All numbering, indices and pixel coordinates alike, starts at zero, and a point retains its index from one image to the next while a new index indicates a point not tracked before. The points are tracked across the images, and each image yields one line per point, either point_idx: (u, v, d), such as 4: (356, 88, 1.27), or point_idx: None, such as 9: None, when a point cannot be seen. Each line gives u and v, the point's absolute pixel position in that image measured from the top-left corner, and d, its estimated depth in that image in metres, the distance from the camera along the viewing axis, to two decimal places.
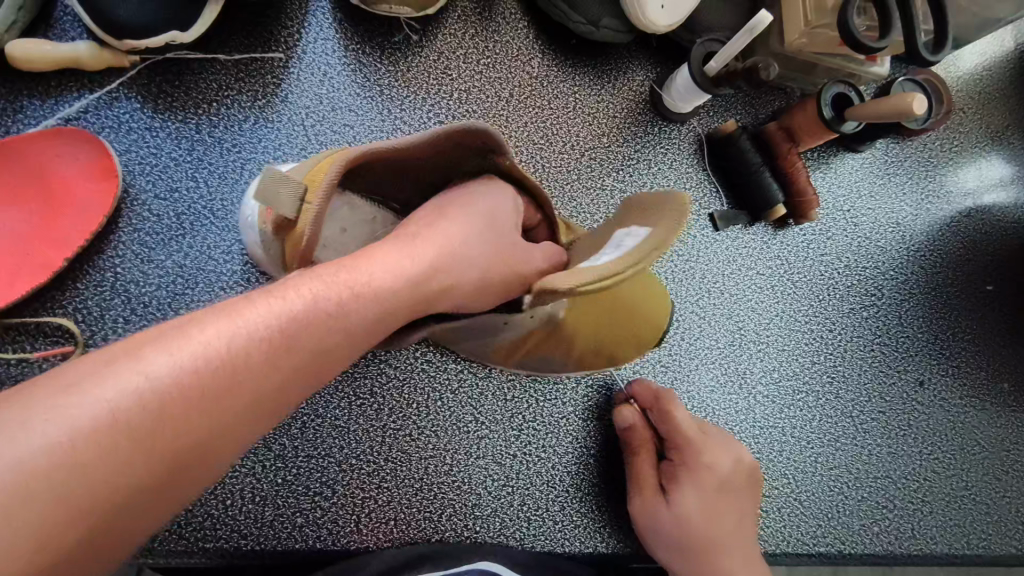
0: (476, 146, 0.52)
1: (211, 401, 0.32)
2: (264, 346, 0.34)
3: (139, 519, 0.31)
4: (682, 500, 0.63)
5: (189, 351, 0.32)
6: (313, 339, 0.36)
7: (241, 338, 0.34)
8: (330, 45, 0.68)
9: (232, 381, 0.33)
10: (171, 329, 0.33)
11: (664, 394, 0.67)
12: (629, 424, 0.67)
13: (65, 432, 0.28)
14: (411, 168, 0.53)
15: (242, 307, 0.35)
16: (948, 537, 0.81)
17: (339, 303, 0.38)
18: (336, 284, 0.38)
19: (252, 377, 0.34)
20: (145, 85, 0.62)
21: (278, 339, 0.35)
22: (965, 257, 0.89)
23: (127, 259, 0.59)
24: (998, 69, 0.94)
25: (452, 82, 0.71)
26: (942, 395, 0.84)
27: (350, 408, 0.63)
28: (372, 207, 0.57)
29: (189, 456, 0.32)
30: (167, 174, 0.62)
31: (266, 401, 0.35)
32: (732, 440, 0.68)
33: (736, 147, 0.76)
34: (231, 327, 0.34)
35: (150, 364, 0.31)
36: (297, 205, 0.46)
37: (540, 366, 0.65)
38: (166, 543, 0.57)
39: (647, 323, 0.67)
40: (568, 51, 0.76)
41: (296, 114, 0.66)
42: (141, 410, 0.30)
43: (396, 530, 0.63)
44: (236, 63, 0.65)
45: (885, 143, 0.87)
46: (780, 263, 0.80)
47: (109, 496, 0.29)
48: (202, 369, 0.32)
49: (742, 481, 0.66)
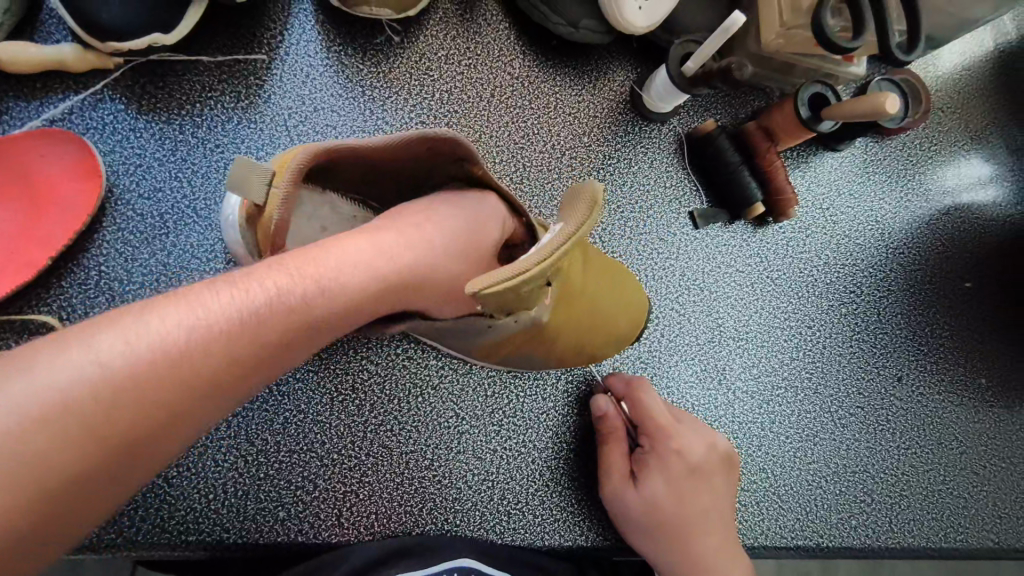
0: (448, 152, 0.53)
1: (167, 389, 0.33)
2: (219, 334, 0.35)
3: (100, 498, 0.32)
4: (651, 484, 0.65)
5: (142, 338, 0.33)
6: (273, 326, 0.37)
7: (197, 326, 0.35)
8: (312, 47, 0.69)
9: (188, 370, 0.34)
10: (127, 316, 0.34)
11: (636, 382, 0.69)
12: (602, 412, 0.68)
13: (17, 418, 0.30)
14: (391, 170, 0.54)
15: (201, 296, 0.36)
16: (925, 530, 0.82)
17: (304, 297, 0.39)
18: (302, 279, 0.39)
19: (209, 365, 0.34)
20: (130, 87, 0.63)
21: (233, 329, 0.36)
22: (943, 254, 0.90)
23: (111, 258, 0.60)
24: (978, 69, 0.95)
25: (433, 83, 0.72)
26: (920, 390, 0.85)
27: (332, 404, 0.64)
28: (354, 207, 0.59)
29: (146, 439, 0.33)
30: (151, 174, 0.63)
31: (224, 386, 0.35)
32: (704, 428, 0.69)
33: (715, 147, 0.77)
34: (186, 317, 0.35)
35: (104, 351, 0.32)
36: (266, 191, 0.47)
37: (520, 363, 0.65)
38: (149, 536, 0.57)
39: (625, 319, 0.69)
40: (549, 52, 0.77)
41: (278, 115, 0.67)
42: (93, 397, 0.31)
43: (377, 523, 0.64)
44: (220, 65, 0.66)
45: (864, 142, 0.88)
46: (759, 261, 0.82)
47: (64, 478, 0.31)
48: (157, 357, 0.33)
49: (712, 466, 0.67)
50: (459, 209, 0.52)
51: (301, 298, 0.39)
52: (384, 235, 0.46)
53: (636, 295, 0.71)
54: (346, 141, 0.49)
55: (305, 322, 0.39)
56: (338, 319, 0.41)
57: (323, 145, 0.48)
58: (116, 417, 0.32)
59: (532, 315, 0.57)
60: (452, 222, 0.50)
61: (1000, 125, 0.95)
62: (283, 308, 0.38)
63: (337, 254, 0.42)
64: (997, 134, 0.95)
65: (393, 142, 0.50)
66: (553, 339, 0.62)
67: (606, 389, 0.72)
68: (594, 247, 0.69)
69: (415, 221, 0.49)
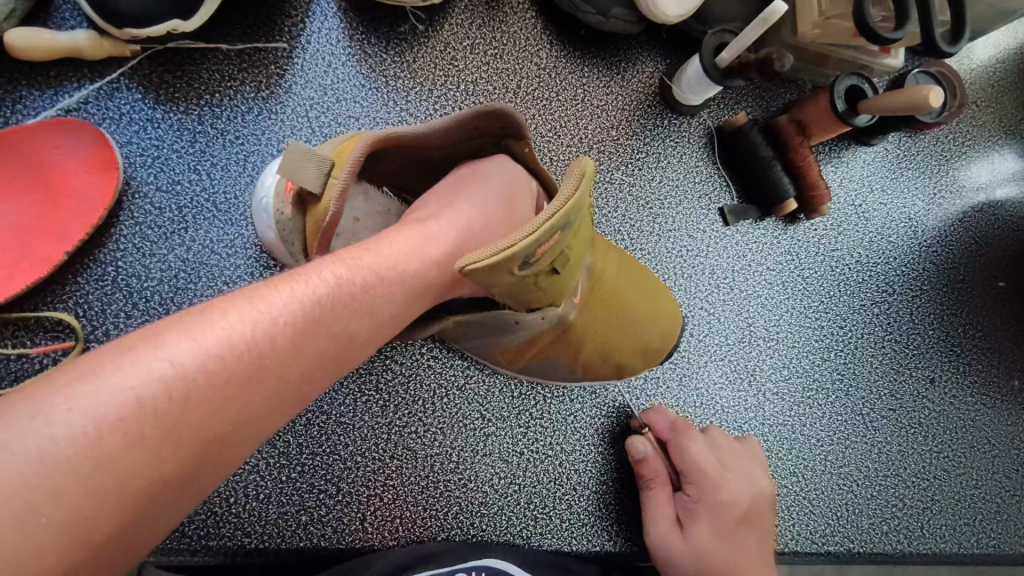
0: (495, 130, 0.51)
1: (240, 392, 0.32)
2: (287, 333, 0.34)
3: (164, 513, 0.30)
4: (701, 533, 0.62)
5: (213, 335, 0.31)
6: (339, 324, 0.36)
7: (267, 323, 0.33)
8: (334, 35, 0.67)
9: (257, 371, 0.32)
10: (190, 315, 0.32)
11: (683, 427, 0.67)
12: (646, 455, 0.65)
13: (89, 421, 0.27)
14: (431, 157, 0.53)
15: (264, 291, 0.34)
16: (958, 535, 0.80)
17: (365, 287, 0.38)
18: (361, 268, 0.39)
19: (276, 366, 0.33)
20: (147, 76, 0.61)
21: (300, 329, 0.34)
22: (977, 253, 0.88)
23: (129, 253, 0.58)
24: (1012, 61, 0.92)
25: (458, 73, 0.70)
26: (953, 392, 0.83)
27: (356, 405, 0.62)
28: (387, 199, 0.57)
29: (213, 447, 0.31)
30: (169, 166, 0.61)
31: (291, 390, 0.34)
32: (750, 470, 0.67)
33: (747, 141, 0.75)
34: (253, 313, 0.33)
35: (174, 349, 0.30)
36: (323, 180, 0.46)
37: (545, 370, 0.63)
38: (169, 541, 0.56)
39: (662, 316, 0.66)
40: (577, 42, 0.75)
41: (300, 106, 0.65)
42: (166, 399, 0.29)
43: (401, 528, 0.62)
44: (240, 53, 0.63)
45: (896, 137, 0.86)
46: (790, 259, 0.79)
47: (134, 489, 0.28)
48: (228, 356, 0.31)
49: (758, 513, 0.65)
50: (491, 182, 0.50)
51: (362, 287, 0.38)
52: (418, 218, 0.46)
53: (669, 296, 0.69)
54: (397, 127, 0.47)
55: (362, 319, 0.38)
56: (393, 323, 0.40)
57: (374, 131, 0.46)
58: (187, 423, 0.30)
59: (561, 311, 0.55)
60: (488, 193, 0.49)
61: None
62: (346, 303, 0.37)
63: (390, 241, 0.41)
64: None
65: (444, 123, 0.48)
66: (579, 343, 0.61)
67: (645, 427, 0.68)
68: (624, 252, 0.67)
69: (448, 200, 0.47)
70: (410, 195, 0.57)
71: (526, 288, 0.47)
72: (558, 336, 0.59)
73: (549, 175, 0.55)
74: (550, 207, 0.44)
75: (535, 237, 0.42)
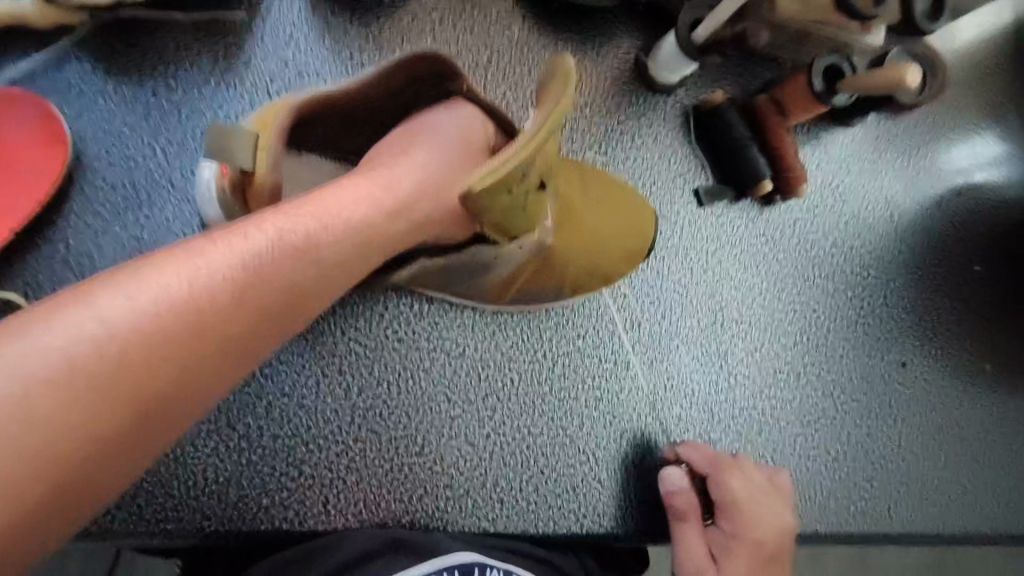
0: (425, 75, 0.50)
1: (178, 351, 0.31)
2: (226, 288, 0.33)
3: (107, 474, 0.29)
4: (734, 568, 0.63)
5: (148, 290, 0.30)
6: (284, 279, 0.35)
7: (206, 278, 0.32)
8: (296, 6, 0.64)
9: (198, 327, 0.31)
10: (123, 273, 0.31)
11: (721, 462, 0.68)
12: (681, 486, 0.66)
13: (16, 383, 0.26)
14: (369, 117, 0.52)
15: (202, 248, 0.33)
16: (923, 517, 0.81)
17: (309, 237, 0.37)
18: (304, 219, 0.37)
19: (217, 323, 0.32)
20: (98, 46, 0.59)
21: (242, 283, 0.33)
22: (954, 236, 0.87)
23: (81, 231, 0.56)
24: (997, 41, 0.91)
25: (426, 47, 0.68)
26: (924, 376, 0.84)
27: (318, 387, 0.61)
28: (334, 164, 0.56)
29: (154, 404, 0.30)
30: (122, 141, 0.59)
31: (237, 346, 0.33)
32: (780, 505, 0.67)
33: (723, 120, 0.73)
34: (189, 269, 0.32)
35: (106, 305, 0.29)
36: (254, 156, 0.44)
37: (532, 298, 0.63)
38: (125, 524, 0.55)
39: (620, 254, 0.64)
40: (551, 16, 0.72)
41: (260, 79, 0.62)
42: (97, 356, 0.28)
43: (365, 511, 0.61)
44: (196, 23, 0.61)
45: (877, 117, 0.85)
46: (765, 242, 0.78)
47: (69, 448, 0.27)
48: (164, 313, 0.30)
49: (788, 550, 0.66)
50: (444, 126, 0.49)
51: (305, 239, 0.36)
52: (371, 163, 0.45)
53: (645, 215, 0.67)
54: (323, 88, 0.47)
55: (313, 270, 0.37)
56: (345, 273, 0.39)
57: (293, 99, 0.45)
58: (122, 380, 0.29)
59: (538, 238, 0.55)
60: (438, 138, 0.48)
61: (1017, 103, 0.91)
62: (295, 257, 0.36)
63: (342, 185, 0.41)
64: (1014, 111, 0.91)
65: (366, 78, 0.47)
66: (561, 266, 0.60)
67: (679, 460, 0.70)
68: (592, 170, 0.66)
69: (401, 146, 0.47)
70: (356, 157, 0.56)
71: (519, 210, 0.48)
72: (540, 265, 0.58)
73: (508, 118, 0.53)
74: (535, 128, 0.46)
75: (528, 154, 0.44)
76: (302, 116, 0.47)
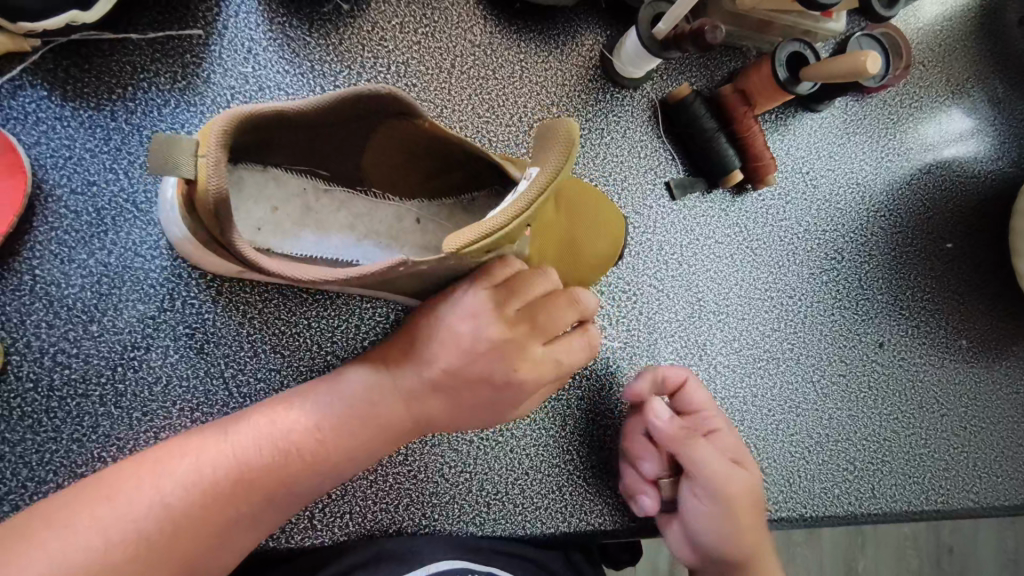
0: (390, 109, 0.50)
1: (341, 471, 0.50)
2: (372, 446, 0.51)
3: (293, 499, 0.48)
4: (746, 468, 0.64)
5: (207, 460, 0.45)
6: (399, 430, 0.52)
7: (273, 438, 0.47)
8: (253, 19, 0.63)
9: (240, 494, 0.45)
10: (388, 428, 0.51)
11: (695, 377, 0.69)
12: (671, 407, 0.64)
13: (335, 465, 0.49)
14: (332, 134, 0.52)
15: (395, 424, 0.52)
16: (907, 494, 0.83)
17: (439, 418, 0.53)
18: (483, 394, 0.53)
19: (270, 459, 0.46)
20: (51, 71, 0.57)
21: (301, 448, 0.47)
22: (924, 214, 0.88)
23: (46, 260, 0.56)
24: (959, 19, 0.91)
25: (388, 54, 0.67)
26: (901, 354, 0.85)
27: None
28: (300, 178, 0.55)
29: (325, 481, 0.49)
30: (82, 167, 0.57)
31: (377, 451, 0.52)
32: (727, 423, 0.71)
33: (690, 112, 0.73)
34: (437, 415, 0.53)
35: (179, 463, 0.44)
36: (195, 163, 0.42)
37: None
38: None
39: (586, 266, 0.64)
40: (512, 17, 0.72)
41: (220, 96, 0.62)
42: (304, 483, 0.48)
43: (351, 523, 0.60)
44: (152, 43, 0.60)
45: (845, 101, 0.85)
46: (738, 231, 0.79)
47: (272, 510, 0.47)
48: (213, 480, 0.44)
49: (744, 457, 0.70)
50: (538, 274, 0.54)
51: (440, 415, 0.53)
52: (448, 332, 0.52)
53: (615, 219, 0.66)
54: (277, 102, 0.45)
55: (388, 432, 0.51)
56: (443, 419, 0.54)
57: (246, 112, 0.44)
58: (135, 549, 0.40)
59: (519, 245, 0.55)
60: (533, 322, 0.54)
61: (981, 79, 0.92)
62: (425, 422, 0.53)
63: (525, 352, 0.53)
64: (978, 88, 0.92)
65: (322, 102, 0.47)
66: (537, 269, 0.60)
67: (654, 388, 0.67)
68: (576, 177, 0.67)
69: (475, 367, 0.52)
70: (323, 171, 0.56)
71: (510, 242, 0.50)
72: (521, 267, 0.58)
73: (464, 138, 0.53)
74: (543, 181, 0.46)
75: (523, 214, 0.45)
76: (253, 130, 0.46)
